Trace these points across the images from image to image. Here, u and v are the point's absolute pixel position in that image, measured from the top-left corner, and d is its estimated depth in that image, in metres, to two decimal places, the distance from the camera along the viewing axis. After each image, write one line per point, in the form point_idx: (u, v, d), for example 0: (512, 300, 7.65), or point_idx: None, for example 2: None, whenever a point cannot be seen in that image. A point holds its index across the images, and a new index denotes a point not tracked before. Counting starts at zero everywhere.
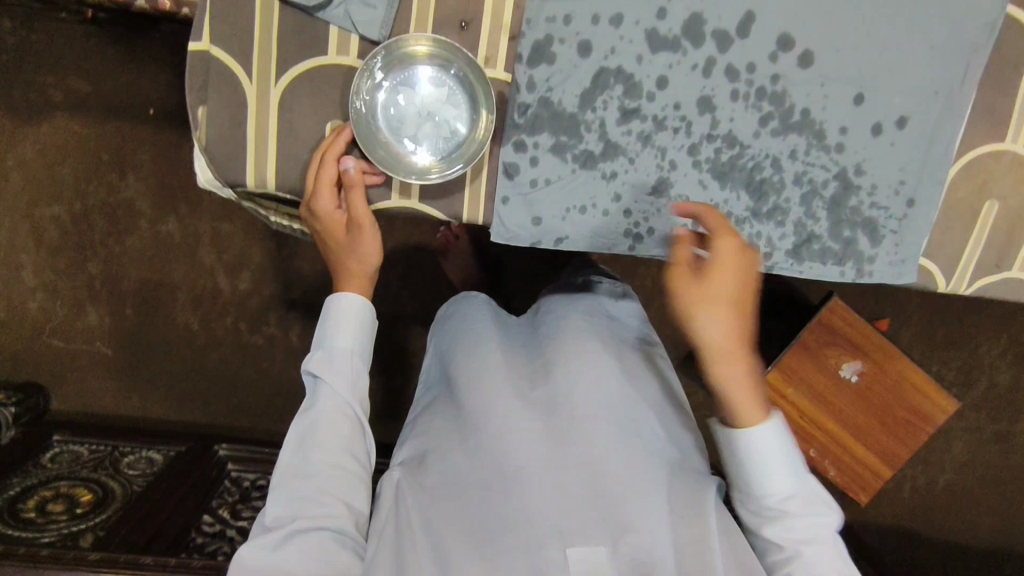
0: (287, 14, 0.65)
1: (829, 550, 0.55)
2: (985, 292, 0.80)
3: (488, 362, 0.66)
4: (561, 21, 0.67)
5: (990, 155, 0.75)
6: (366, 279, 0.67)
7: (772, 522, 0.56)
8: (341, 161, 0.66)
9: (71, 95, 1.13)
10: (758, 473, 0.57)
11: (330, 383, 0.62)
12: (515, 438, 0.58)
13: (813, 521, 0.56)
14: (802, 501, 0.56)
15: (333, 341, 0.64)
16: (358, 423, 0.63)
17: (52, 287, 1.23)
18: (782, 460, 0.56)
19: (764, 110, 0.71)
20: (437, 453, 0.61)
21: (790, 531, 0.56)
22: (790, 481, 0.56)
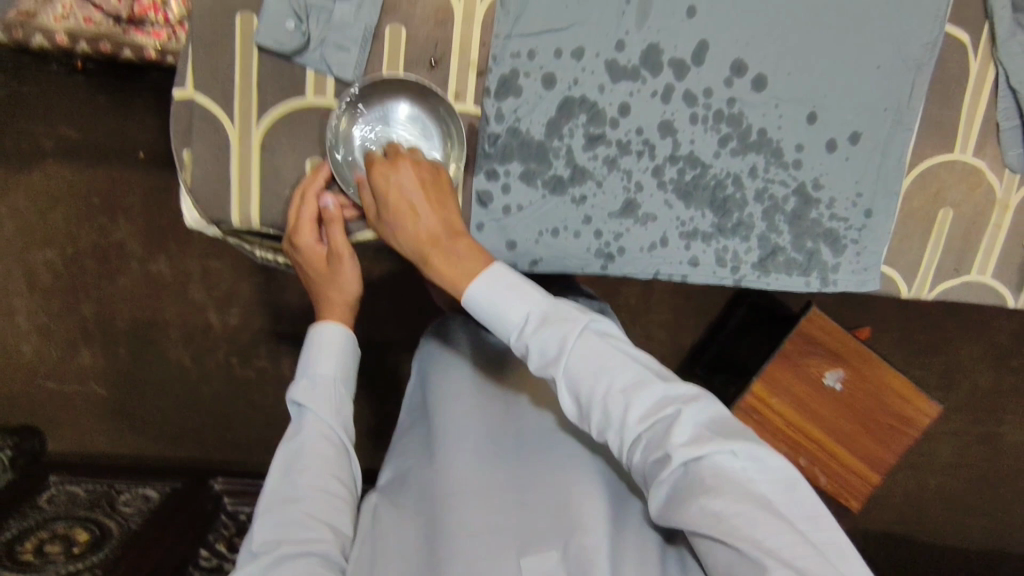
0: (264, 59, 0.68)
1: (584, 357, 0.55)
2: (946, 295, 0.83)
3: (457, 386, 0.68)
4: (525, 56, 0.71)
5: (941, 165, 0.79)
6: (347, 308, 0.70)
7: (530, 356, 0.57)
8: (320, 198, 0.69)
9: (61, 142, 1.17)
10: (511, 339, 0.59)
11: (315, 410, 0.63)
12: (471, 456, 0.60)
13: (562, 336, 0.55)
14: (542, 321, 0.57)
15: (316, 368, 0.66)
16: (343, 447, 0.64)
17: (45, 329, 1.25)
18: (505, 296, 0.58)
19: (723, 131, 0.75)
20: (412, 476, 0.64)
21: (544, 357, 0.56)
22: (524, 310, 0.57)
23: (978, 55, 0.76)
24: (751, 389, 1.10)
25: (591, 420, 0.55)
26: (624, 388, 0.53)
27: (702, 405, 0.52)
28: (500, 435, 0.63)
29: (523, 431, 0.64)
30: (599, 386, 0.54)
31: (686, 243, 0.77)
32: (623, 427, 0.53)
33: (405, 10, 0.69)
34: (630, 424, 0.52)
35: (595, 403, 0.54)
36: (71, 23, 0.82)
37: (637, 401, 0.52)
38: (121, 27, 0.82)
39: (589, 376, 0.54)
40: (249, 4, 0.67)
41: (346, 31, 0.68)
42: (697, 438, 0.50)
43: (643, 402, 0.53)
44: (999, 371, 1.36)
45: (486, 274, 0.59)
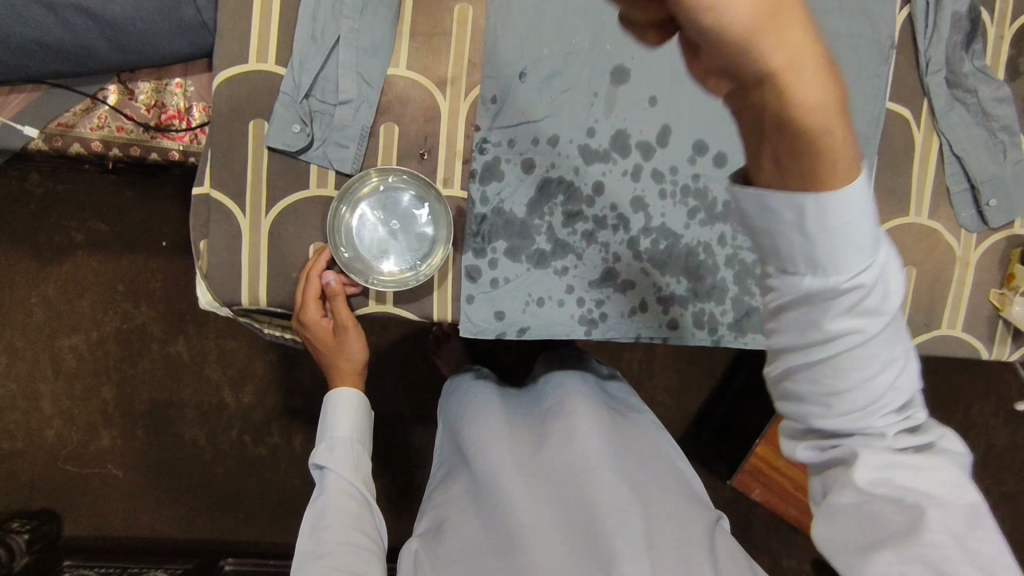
0: (273, 158, 0.77)
1: (873, 340, 0.43)
2: (920, 350, 0.86)
3: (488, 431, 0.81)
4: (506, 145, 0.79)
5: (899, 227, 0.84)
6: (355, 374, 0.81)
7: (841, 298, 0.42)
8: (322, 275, 0.75)
9: (91, 235, 1.27)
10: (846, 249, 0.41)
11: (335, 468, 0.72)
12: (520, 496, 0.71)
13: (879, 309, 0.42)
14: (881, 271, 0.42)
15: (332, 433, 0.76)
16: (365, 502, 0.71)
17: (68, 413, 1.30)
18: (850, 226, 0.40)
19: (690, 204, 0.82)
20: (451, 520, 0.75)
21: (863, 304, 0.42)
22: (873, 259, 0.42)
23: (921, 128, 0.83)
24: None
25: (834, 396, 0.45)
26: (884, 382, 0.44)
27: (922, 417, 0.48)
28: (537, 475, 0.74)
29: (556, 463, 0.74)
30: (871, 375, 0.44)
31: (664, 308, 0.83)
32: (871, 407, 0.45)
33: (397, 110, 0.78)
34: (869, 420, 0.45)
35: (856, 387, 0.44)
36: (105, 132, 0.92)
37: (883, 398, 0.45)
38: (148, 133, 0.92)
39: (867, 359, 0.44)
40: (261, 113, 0.76)
41: (344, 131, 0.76)
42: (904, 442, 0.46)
43: (897, 398, 0.45)
44: (1011, 428, 1.36)
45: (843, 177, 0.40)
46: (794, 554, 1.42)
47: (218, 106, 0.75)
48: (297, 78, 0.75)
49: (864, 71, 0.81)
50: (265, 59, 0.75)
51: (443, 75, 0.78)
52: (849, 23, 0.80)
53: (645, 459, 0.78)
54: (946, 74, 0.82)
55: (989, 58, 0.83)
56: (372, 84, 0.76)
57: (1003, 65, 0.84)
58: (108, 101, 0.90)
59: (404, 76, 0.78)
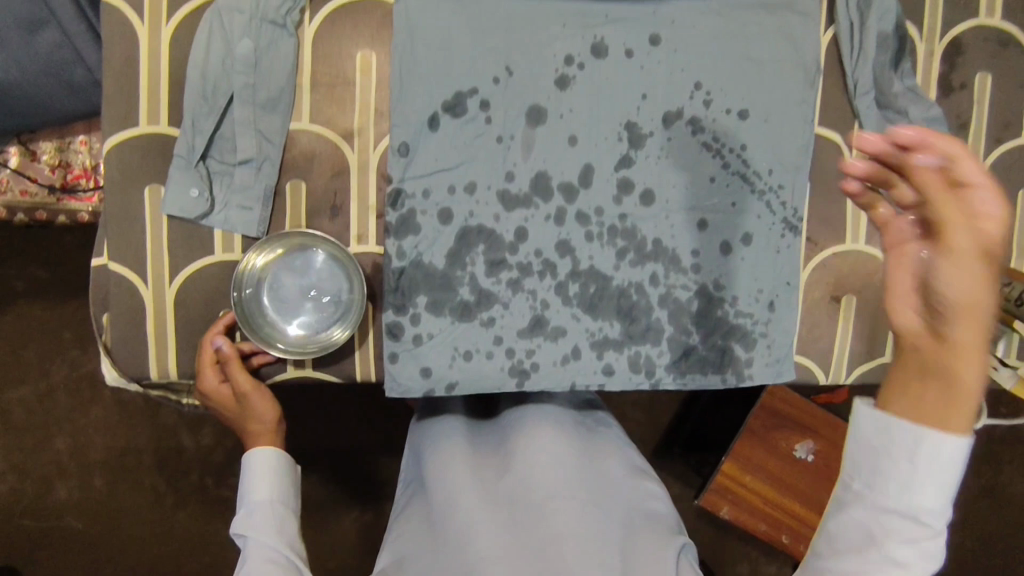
0: (173, 225, 0.72)
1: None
2: (866, 378, 0.83)
3: (450, 463, 0.77)
4: (421, 196, 0.75)
5: (838, 254, 0.81)
6: (272, 433, 0.75)
7: (868, 518, 0.47)
8: (212, 340, 0.71)
9: (31, 283, 1.24)
10: (926, 480, 0.45)
11: (254, 535, 0.68)
12: (480, 524, 0.68)
13: (920, 549, 0.46)
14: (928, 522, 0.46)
15: (251, 497, 0.71)
16: (291, 565, 0.67)
17: (20, 467, 1.26)
18: (925, 464, 0.45)
19: (619, 245, 0.79)
20: (409, 557, 0.71)
21: (899, 527, 0.46)
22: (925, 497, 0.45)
23: (852, 152, 0.81)
24: (722, 469, 1.13)
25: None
26: None
27: None
28: (498, 500, 0.72)
29: (517, 489, 0.72)
30: None
31: (598, 353, 0.79)
32: None
33: (303, 166, 0.74)
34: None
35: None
36: (8, 197, 0.86)
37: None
38: (53, 197, 0.87)
39: None
40: (156, 177, 0.72)
41: (247, 192, 0.73)
42: None
43: None
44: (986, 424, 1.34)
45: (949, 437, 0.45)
46: (775, 562, 1.39)
47: (110, 174, 0.71)
48: (191, 140, 0.71)
49: (789, 98, 0.78)
50: (157, 120, 0.71)
51: (349, 127, 0.75)
52: (770, 50, 0.77)
53: (611, 481, 0.76)
54: (875, 95, 0.79)
55: (920, 77, 0.81)
56: (273, 141, 0.73)
57: (934, 83, 0.81)
58: (9, 164, 0.85)
59: (307, 130, 0.74)
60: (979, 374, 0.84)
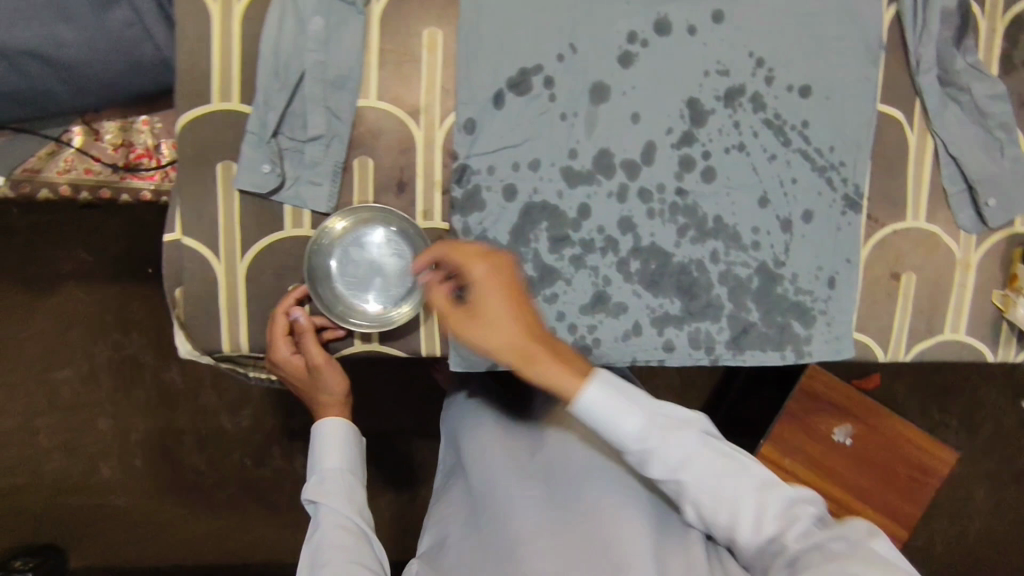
0: (245, 201, 0.74)
1: (713, 452, 0.63)
2: (924, 356, 0.84)
3: (486, 443, 0.77)
4: (486, 172, 0.76)
5: (898, 232, 0.81)
6: (340, 404, 0.76)
7: (652, 459, 0.63)
8: (290, 312, 0.73)
9: (74, 266, 1.23)
10: (622, 416, 0.62)
11: (328, 503, 0.69)
12: (518, 506, 0.68)
13: (678, 429, 0.63)
14: (659, 429, 0.63)
15: (322, 465, 0.72)
16: (361, 533, 0.69)
17: (68, 447, 1.27)
18: (624, 404, 0.63)
19: (680, 222, 0.79)
20: (452, 537, 0.71)
21: (666, 464, 0.62)
22: (637, 418, 0.62)
23: (914, 129, 0.80)
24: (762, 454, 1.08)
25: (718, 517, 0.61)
26: (742, 499, 0.61)
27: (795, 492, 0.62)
28: (537, 478, 0.72)
29: (555, 469, 0.72)
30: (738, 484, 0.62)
31: (659, 329, 0.80)
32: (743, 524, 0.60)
33: (370, 143, 0.75)
34: (756, 522, 0.60)
35: (722, 502, 0.61)
36: (73, 175, 0.88)
37: (752, 479, 0.62)
38: (116, 174, 0.88)
39: (707, 477, 0.62)
40: (228, 153, 0.73)
41: (317, 168, 0.74)
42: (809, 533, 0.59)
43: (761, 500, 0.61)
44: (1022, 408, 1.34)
45: (593, 385, 0.63)
46: None
47: (182, 149, 0.72)
48: (263, 117, 0.72)
49: (853, 75, 0.78)
50: (229, 97, 0.72)
51: (416, 104, 0.75)
52: (834, 26, 0.77)
53: None
54: (938, 72, 0.79)
55: (982, 53, 0.80)
56: (342, 118, 0.73)
57: (997, 59, 0.80)
58: (72, 142, 0.87)
59: (375, 107, 0.75)
60: None
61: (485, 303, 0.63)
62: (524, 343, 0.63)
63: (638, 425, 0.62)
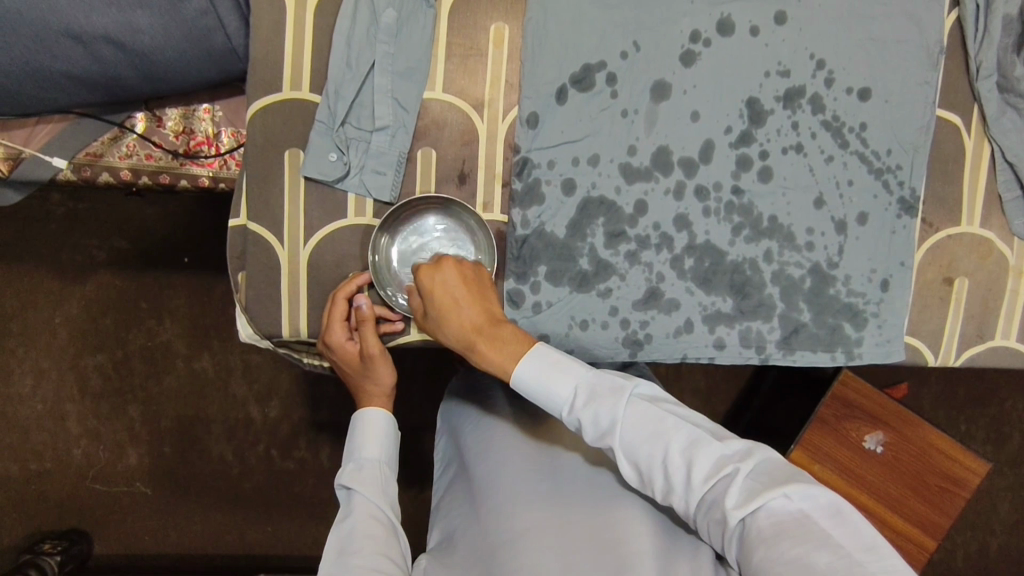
0: (310, 188, 0.75)
1: (653, 414, 0.61)
2: (972, 361, 0.84)
3: (491, 438, 0.76)
4: (547, 166, 0.77)
5: (951, 236, 0.82)
6: (385, 397, 0.75)
7: (583, 429, 0.62)
8: (353, 299, 0.74)
9: (112, 252, 1.24)
10: (554, 384, 0.64)
11: (362, 491, 0.68)
12: (522, 498, 0.67)
13: (613, 390, 0.62)
14: (590, 395, 0.62)
15: (361, 453, 0.72)
16: (391, 526, 0.68)
17: (96, 433, 1.27)
18: (555, 374, 0.64)
19: (735, 221, 0.80)
20: (458, 531, 0.70)
21: (598, 429, 0.61)
22: (569, 387, 0.63)
23: (971, 135, 0.81)
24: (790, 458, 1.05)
25: (654, 484, 0.60)
26: (678, 461, 0.58)
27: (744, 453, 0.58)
28: (538, 472, 0.70)
29: (558, 468, 0.70)
30: (682, 449, 0.59)
31: (710, 327, 0.80)
32: (691, 490, 0.57)
33: (434, 134, 0.76)
34: (690, 491, 0.57)
35: (655, 469, 0.59)
36: (134, 160, 0.89)
37: (683, 446, 0.59)
38: (177, 160, 0.89)
39: (644, 441, 0.60)
40: (295, 142, 0.75)
41: (382, 158, 0.75)
42: (752, 493, 0.55)
43: (705, 463, 0.58)
44: None
45: (529, 356, 0.65)
46: None
47: (252, 135, 0.74)
48: (333, 106, 0.73)
49: (912, 79, 0.79)
50: (299, 86, 0.74)
51: (480, 97, 0.77)
52: (895, 31, 0.78)
53: None
54: (998, 79, 0.79)
55: None
56: (408, 109, 0.75)
57: None
58: (135, 129, 0.88)
59: (440, 99, 0.76)
60: None
61: (436, 290, 0.69)
62: (469, 325, 0.68)
63: (567, 391, 0.63)
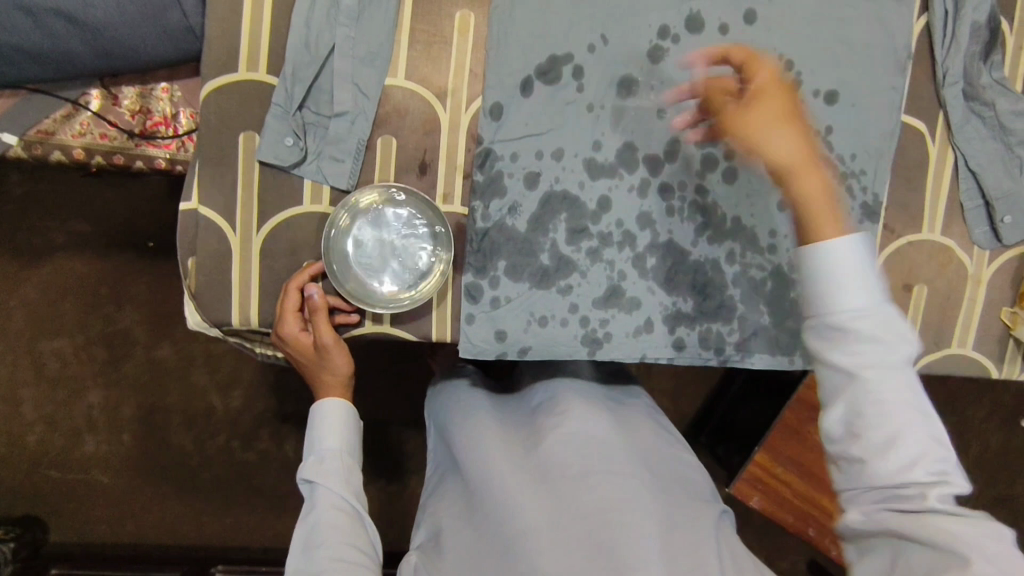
0: (264, 174, 0.73)
1: (900, 373, 0.54)
2: (929, 368, 0.84)
3: (479, 434, 0.75)
4: (509, 159, 0.76)
5: (913, 244, 0.82)
6: (344, 386, 0.75)
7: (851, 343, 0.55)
8: (304, 288, 0.72)
9: (72, 235, 1.21)
10: (844, 286, 0.56)
11: (324, 483, 0.68)
12: (517, 498, 0.66)
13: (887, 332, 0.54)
14: (882, 322, 0.55)
15: (320, 444, 0.71)
16: (357, 515, 0.68)
17: (52, 419, 1.24)
18: (849, 285, 0.56)
19: (698, 221, 0.79)
20: (449, 531, 0.69)
21: (869, 356, 0.54)
22: (861, 301, 0.55)
23: (935, 142, 0.81)
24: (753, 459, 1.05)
25: (877, 432, 0.53)
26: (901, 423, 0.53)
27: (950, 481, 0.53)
28: (534, 471, 0.69)
29: (552, 464, 0.69)
30: (904, 420, 0.53)
31: (671, 327, 0.80)
32: (896, 465, 0.52)
33: (395, 122, 0.75)
34: (905, 469, 0.52)
35: (880, 423, 0.53)
36: (87, 139, 0.86)
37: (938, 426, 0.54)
38: (132, 141, 0.87)
39: (884, 384, 0.54)
40: (251, 125, 0.72)
41: (340, 144, 0.73)
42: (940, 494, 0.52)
43: (912, 451, 0.52)
44: (1006, 429, 1.35)
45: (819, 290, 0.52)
46: (790, 556, 1.37)
47: (205, 116, 0.72)
48: (290, 89, 0.72)
49: (879, 84, 0.78)
50: (256, 68, 0.72)
51: (442, 85, 0.75)
52: (863, 34, 0.78)
53: (655, 453, 0.75)
54: (963, 86, 0.80)
55: (1006, 70, 0.81)
56: (368, 95, 0.73)
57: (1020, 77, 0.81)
58: (90, 107, 0.85)
59: (402, 86, 0.74)
60: None
61: None
62: None
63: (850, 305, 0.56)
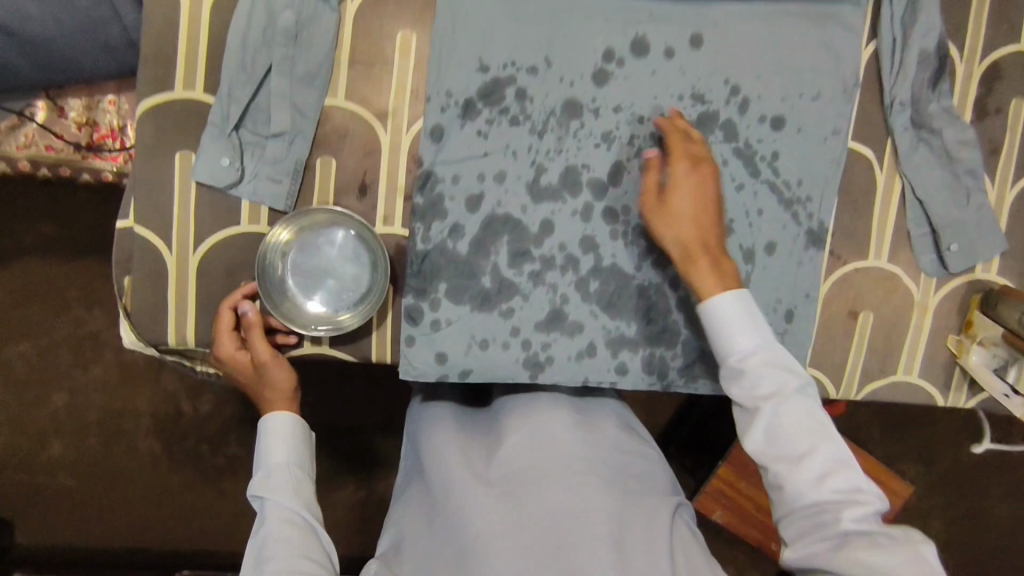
0: (201, 193, 0.73)
1: (791, 400, 0.61)
2: (873, 395, 0.84)
3: (440, 441, 0.74)
4: (450, 181, 0.75)
5: (859, 270, 0.82)
6: (290, 399, 0.73)
7: (744, 379, 0.63)
8: (239, 305, 0.71)
9: (35, 241, 1.20)
10: (734, 330, 0.64)
11: (275, 498, 0.67)
12: (473, 504, 0.65)
13: (780, 366, 0.62)
14: (768, 359, 0.63)
15: (269, 458, 0.69)
16: (309, 528, 0.67)
17: (15, 423, 1.22)
18: (742, 324, 0.64)
19: (642, 246, 0.78)
20: (410, 539, 0.68)
21: (758, 387, 0.63)
22: (750, 340, 0.64)
23: (883, 169, 0.81)
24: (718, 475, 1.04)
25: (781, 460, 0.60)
26: (803, 448, 0.60)
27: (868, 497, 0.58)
28: (491, 477, 0.68)
29: (508, 471, 0.68)
30: (802, 443, 0.60)
31: (613, 352, 0.79)
32: (800, 480, 0.59)
33: (335, 143, 0.74)
34: (810, 482, 0.59)
35: (782, 446, 0.60)
36: (33, 151, 0.86)
37: (841, 450, 0.60)
38: (78, 154, 0.86)
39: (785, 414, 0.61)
40: (188, 144, 0.72)
41: (277, 165, 0.73)
42: (854, 506, 0.58)
43: (818, 465, 0.59)
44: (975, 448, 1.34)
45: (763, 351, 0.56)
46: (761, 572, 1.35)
47: (140, 136, 0.71)
48: (226, 108, 0.71)
49: (826, 110, 0.78)
50: (194, 86, 0.71)
51: (383, 108, 0.75)
52: (811, 59, 0.77)
53: (623, 453, 0.73)
54: (911, 113, 0.79)
55: (955, 97, 0.80)
56: (307, 116, 0.73)
57: (971, 105, 0.81)
58: (35, 118, 0.84)
59: (342, 107, 0.74)
60: (987, 399, 0.85)
61: None
62: None
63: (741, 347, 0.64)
